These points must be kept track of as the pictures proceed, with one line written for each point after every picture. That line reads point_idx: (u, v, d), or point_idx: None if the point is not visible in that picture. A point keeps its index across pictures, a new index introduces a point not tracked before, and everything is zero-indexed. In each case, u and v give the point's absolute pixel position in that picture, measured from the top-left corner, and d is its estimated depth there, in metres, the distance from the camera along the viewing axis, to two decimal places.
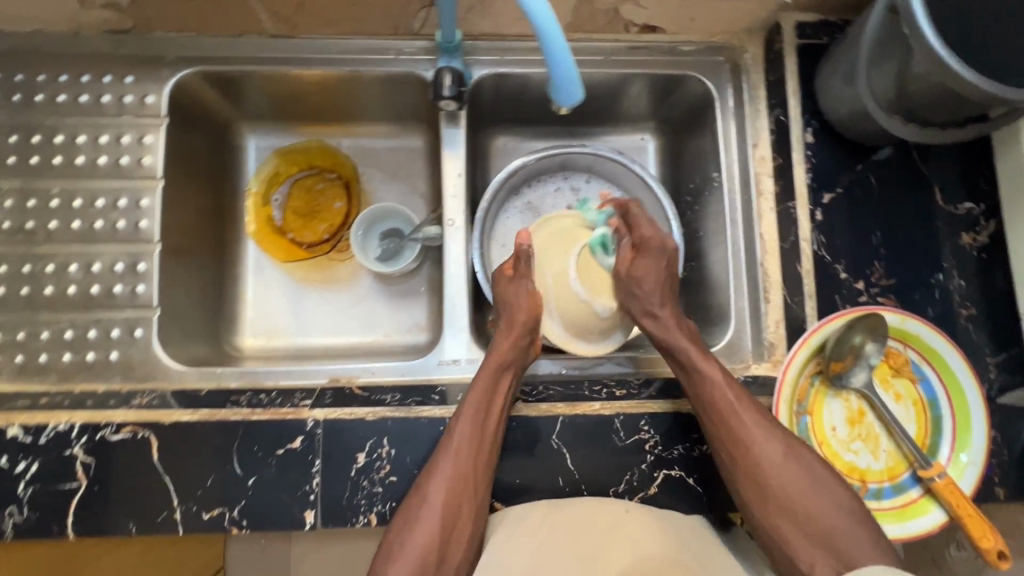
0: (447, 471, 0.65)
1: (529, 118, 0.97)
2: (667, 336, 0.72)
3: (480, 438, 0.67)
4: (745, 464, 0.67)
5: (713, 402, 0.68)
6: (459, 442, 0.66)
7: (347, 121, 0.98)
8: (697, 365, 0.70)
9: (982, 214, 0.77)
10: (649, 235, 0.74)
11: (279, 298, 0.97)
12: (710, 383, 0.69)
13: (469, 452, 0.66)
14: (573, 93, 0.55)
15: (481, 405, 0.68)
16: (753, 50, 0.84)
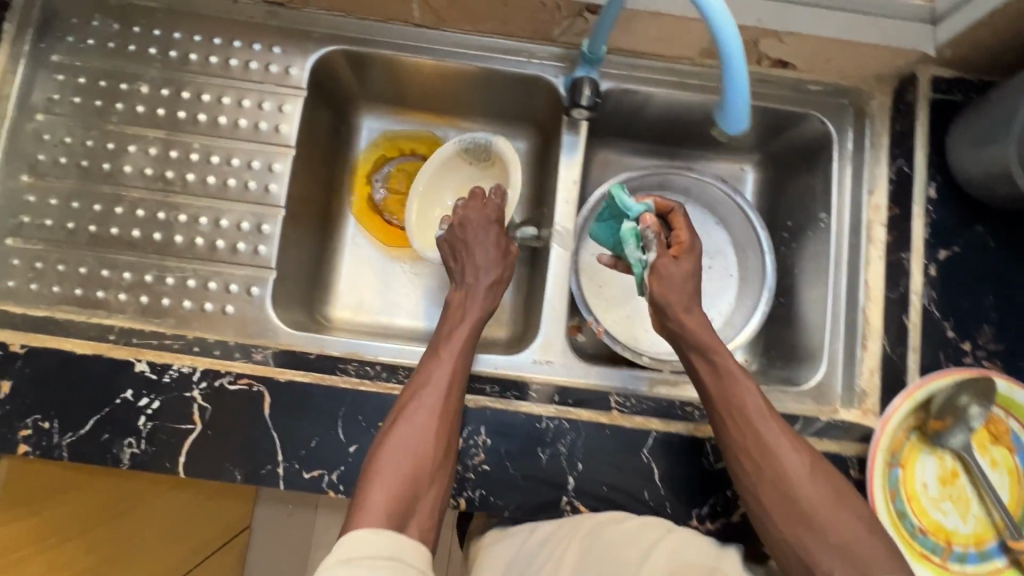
0: (424, 404, 0.67)
1: (638, 135, 0.98)
2: (706, 339, 0.72)
3: (455, 375, 0.70)
4: (751, 464, 0.66)
5: (740, 407, 0.68)
6: (437, 376, 0.69)
7: (458, 115, 1.00)
8: (732, 370, 0.70)
9: None
10: (684, 236, 0.78)
11: (371, 276, 1.00)
12: (743, 390, 0.69)
13: (444, 386, 0.68)
14: (737, 121, 0.55)
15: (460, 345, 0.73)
16: (880, 99, 0.84)
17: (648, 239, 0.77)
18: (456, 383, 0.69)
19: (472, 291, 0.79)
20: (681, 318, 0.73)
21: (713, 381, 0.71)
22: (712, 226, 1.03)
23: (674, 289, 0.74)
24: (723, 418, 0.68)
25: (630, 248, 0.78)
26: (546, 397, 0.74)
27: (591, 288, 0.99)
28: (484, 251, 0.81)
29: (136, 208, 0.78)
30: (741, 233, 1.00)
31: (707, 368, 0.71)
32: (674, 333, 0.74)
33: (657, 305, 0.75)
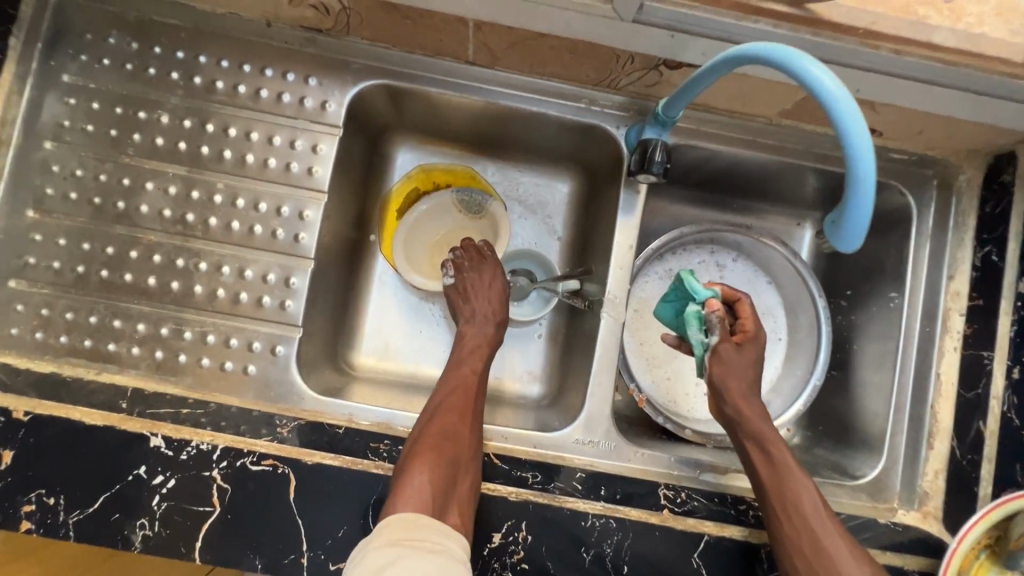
0: (452, 406, 0.69)
1: (694, 185, 0.91)
2: (760, 427, 0.69)
3: (476, 386, 0.74)
4: (799, 543, 0.63)
5: (795, 498, 0.64)
6: (463, 379, 0.73)
7: (500, 151, 0.93)
8: (789, 462, 0.67)
9: None
10: (748, 321, 0.74)
11: (397, 319, 0.93)
12: (798, 481, 0.65)
13: (468, 393, 0.72)
14: (859, 223, 0.50)
15: (479, 359, 0.78)
16: (969, 174, 0.78)
17: (711, 325, 0.73)
18: (481, 390, 0.74)
19: (485, 312, 0.82)
20: (739, 406, 0.71)
21: (765, 471, 0.67)
22: (763, 285, 0.96)
23: (734, 375, 0.72)
24: (776, 509, 0.65)
25: (691, 331, 0.74)
26: (593, 491, 0.69)
27: (632, 347, 0.93)
28: (484, 294, 0.83)
29: (153, 253, 0.72)
30: (795, 297, 0.93)
31: (761, 454, 0.68)
32: (730, 420, 0.71)
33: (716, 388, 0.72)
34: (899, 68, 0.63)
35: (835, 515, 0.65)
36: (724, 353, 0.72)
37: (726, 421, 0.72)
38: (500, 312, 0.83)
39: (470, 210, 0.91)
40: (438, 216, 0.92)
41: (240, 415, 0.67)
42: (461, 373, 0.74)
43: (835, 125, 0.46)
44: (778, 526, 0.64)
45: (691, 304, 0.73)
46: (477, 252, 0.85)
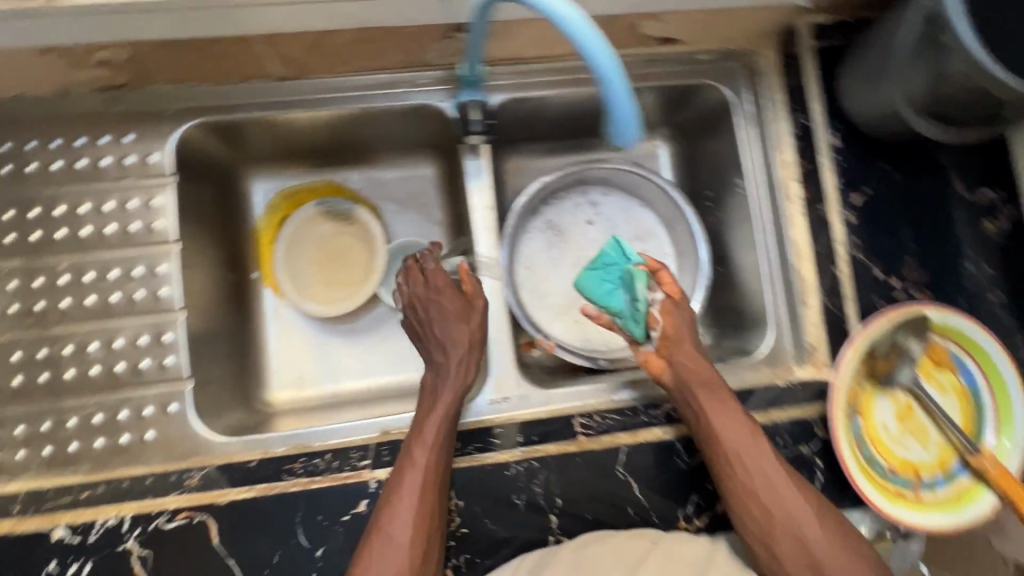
0: (405, 498, 0.63)
1: (542, 135, 0.95)
2: (720, 410, 0.69)
3: (432, 467, 0.65)
4: (758, 502, 0.66)
5: (757, 464, 0.67)
6: (415, 473, 0.63)
7: (358, 156, 0.95)
8: (751, 431, 0.68)
9: (1001, 202, 0.80)
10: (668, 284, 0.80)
11: (303, 346, 0.94)
12: (759, 449, 0.68)
13: (418, 488, 0.63)
14: (625, 105, 0.52)
15: (434, 434, 0.66)
16: (767, 56, 0.84)
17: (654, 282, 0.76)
18: (434, 472, 0.65)
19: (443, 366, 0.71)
20: (689, 361, 0.72)
21: (727, 445, 0.67)
22: (637, 208, 1.02)
23: (680, 327, 0.75)
24: (738, 477, 0.67)
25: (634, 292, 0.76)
26: (510, 441, 0.71)
27: (534, 302, 0.96)
28: (454, 323, 0.73)
29: (12, 352, 0.70)
30: (667, 211, 0.98)
31: (726, 430, 0.68)
32: (677, 379, 0.72)
33: (669, 345, 0.74)
34: None
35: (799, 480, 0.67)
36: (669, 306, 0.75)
37: (671, 381, 0.73)
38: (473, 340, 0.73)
39: (340, 221, 0.94)
40: (310, 232, 0.94)
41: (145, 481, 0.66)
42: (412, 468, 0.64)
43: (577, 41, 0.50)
44: (740, 494, 0.66)
45: (631, 261, 0.76)
46: (425, 271, 0.76)
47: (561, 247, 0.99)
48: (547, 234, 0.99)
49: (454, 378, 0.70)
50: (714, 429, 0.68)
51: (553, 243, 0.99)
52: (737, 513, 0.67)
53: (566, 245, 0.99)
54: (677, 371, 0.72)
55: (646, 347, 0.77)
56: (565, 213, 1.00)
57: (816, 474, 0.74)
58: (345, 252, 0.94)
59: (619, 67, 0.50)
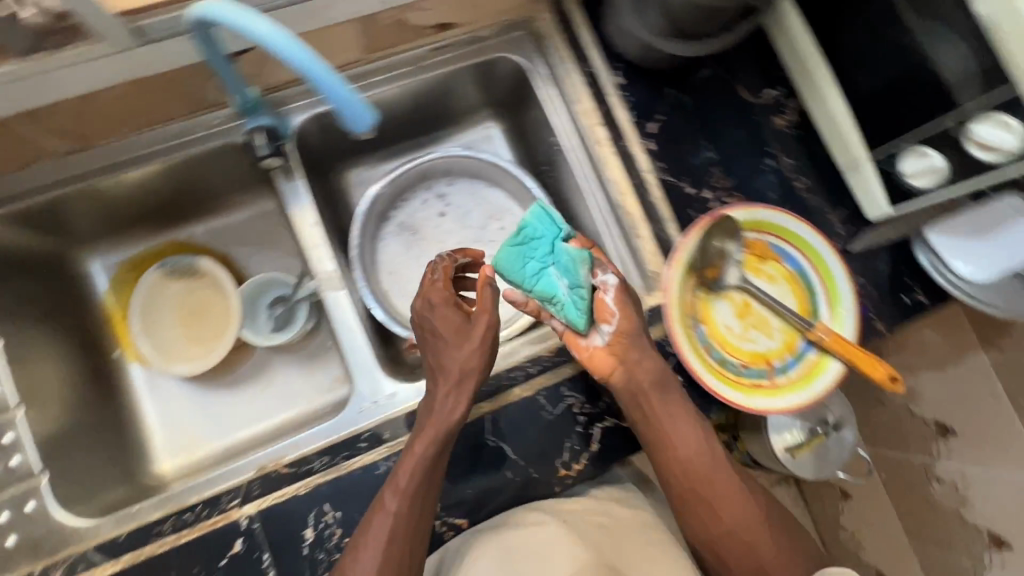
0: (374, 543, 0.63)
1: (369, 144, 0.98)
2: (679, 427, 0.72)
3: (400, 515, 0.64)
4: (705, 511, 0.72)
5: (709, 477, 0.72)
6: (382, 519, 0.64)
7: (196, 210, 0.95)
8: (708, 449, 0.73)
9: (783, 96, 0.86)
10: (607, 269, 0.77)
11: (186, 409, 0.93)
12: (716, 466, 0.72)
13: (384, 535, 0.63)
14: (319, 69, 0.53)
15: (409, 481, 0.65)
16: (545, 17, 0.88)
17: (598, 264, 0.72)
18: (406, 516, 0.64)
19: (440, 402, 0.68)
20: (647, 366, 0.71)
21: (674, 463, 0.72)
22: (484, 188, 1.04)
23: (633, 319, 0.72)
24: (690, 490, 0.72)
25: (578, 274, 0.71)
26: (379, 440, 0.72)
27: (408, 304, 0.97)
28: (447, 349, 0.70)
29: None
30: (510, 184, 1.02)
31: (680, 449, 0.72)
32: (629, 387, 0.71)
33: (624, 340, 0.72)
34: None
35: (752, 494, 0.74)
36: (614, 292, 0.72)
37: (622, 381, 0.71)
38: (470, 370, 0.69)
39: (189, 277, 0.94)
40: (161, 297, 0.93)
41: None
42: (381, 516, 0.64)
43: (250, 35, 0.52)
44: (692, 506, 0.73)
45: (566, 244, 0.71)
46: (433, 282, 0.73)
47: (420, 244, 1.01)
48: (403, 236, 1.01)
49: (442, 417, 0.67)
50: (668, 450, 0.72)
51: (412, 243, 1.01)
52: (692, 522, 0.73)
53: (424, 241, 1.01)
54: (630, 374, 0.71)
55: (595, 338, 0.73)
56: (416, 211, 1.02)
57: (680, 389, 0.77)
58: (202, 306, 0.93)
59: (293, 37, 0.52)
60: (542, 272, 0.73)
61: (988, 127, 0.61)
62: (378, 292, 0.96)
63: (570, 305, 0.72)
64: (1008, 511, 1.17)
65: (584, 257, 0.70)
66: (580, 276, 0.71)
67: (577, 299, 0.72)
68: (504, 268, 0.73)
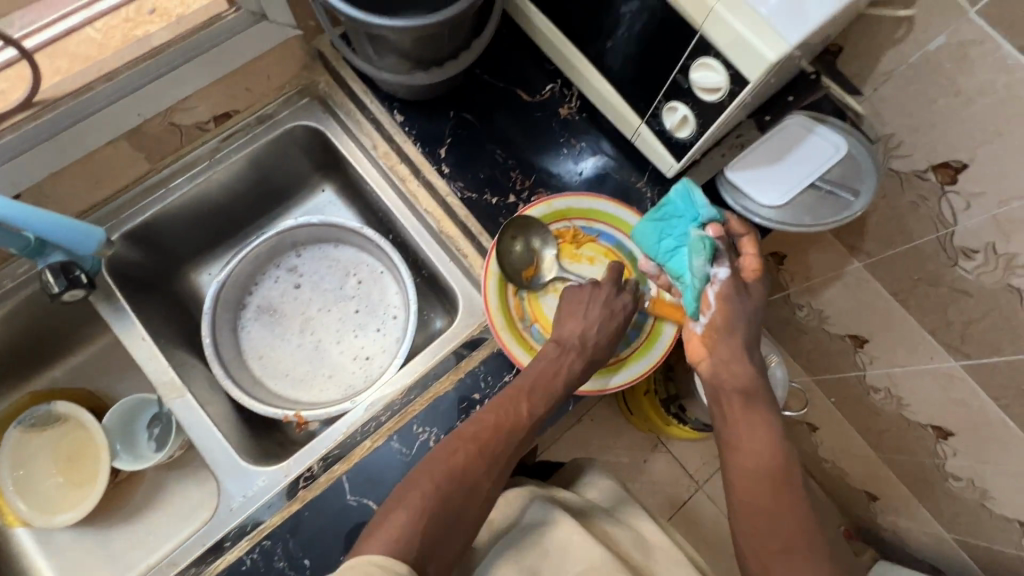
0: (407, 504, 0.59)
1: (206, 243, 0.98)
2: (757, 434, 0.68)
3: (464, 476, 0.62)
4: (758, 524, 0.65)
5: (770, 488, 0.66)
6: (518, 396, 0.68)
7: (47, 357, 0.94)
8: (781, 464, 0.67)
9: (562, 88, 0.89)
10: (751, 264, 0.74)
11: (85, 555, 0.90)
12: (782, 481, 0.66)
13: (507, 413, 0.67)
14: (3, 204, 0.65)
15: (547, 377, 0.70)
16: (323, 79, 0.91)
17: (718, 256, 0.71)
18: (527, 417, 0.67)
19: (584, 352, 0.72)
20: (735, 371, 0.70)
21: (735, 468, 0.68)
22: (334, 250, 1.05)
23: (733, 314, 0.72)
24: (746, 499, 0.66)
25: (695, 259, 0.70)
26: (239, 535, 0.74)
27: (284, 384, 0.98)
28: (570, 318, 0.73)
29: None
30: (353, 238, 1.03)
31: (743, 459, 0.68)
32: (714, 381, 0.71)
33: (714, 334, 0.72)
34: (128, 88, 0.74)
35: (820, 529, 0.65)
36: (723, 287, 0.71)
37: (709, 372, 0.72)
38: (599, 337, 0.72)
39: (55, 424, 0.93)
40: (30, 453, 0.92)
41: None
42: (519, 399, 0.68)
43: None
44: (748, 510, 0.66)
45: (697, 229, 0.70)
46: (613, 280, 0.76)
47: (283, 322, 1.02)
48: (264, 318, 1.01)
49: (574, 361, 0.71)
50: (734, 454, 0.68)
51: (275, 323, 1.02)
52: (743, 533, 0.66)
53: (286, 318, 1.02)
54: (717, 364, 0.71)
55: (693, 325, 0.73)
56: (272, 291, 1.02)
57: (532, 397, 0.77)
58: (76, 450, 0.92)
59: None
60: (675, 251, 0.73)
61: (699, 73, 0.65)
62: (249, 381, 0.96)
63: (685, 289, 0.72)
64: (935, 401, 1.17)
65: (703, 246, 0.69)
66: (694, 264, 0.70)
67: (690, 284, 0.71)
68: (641, 239, 0.76)
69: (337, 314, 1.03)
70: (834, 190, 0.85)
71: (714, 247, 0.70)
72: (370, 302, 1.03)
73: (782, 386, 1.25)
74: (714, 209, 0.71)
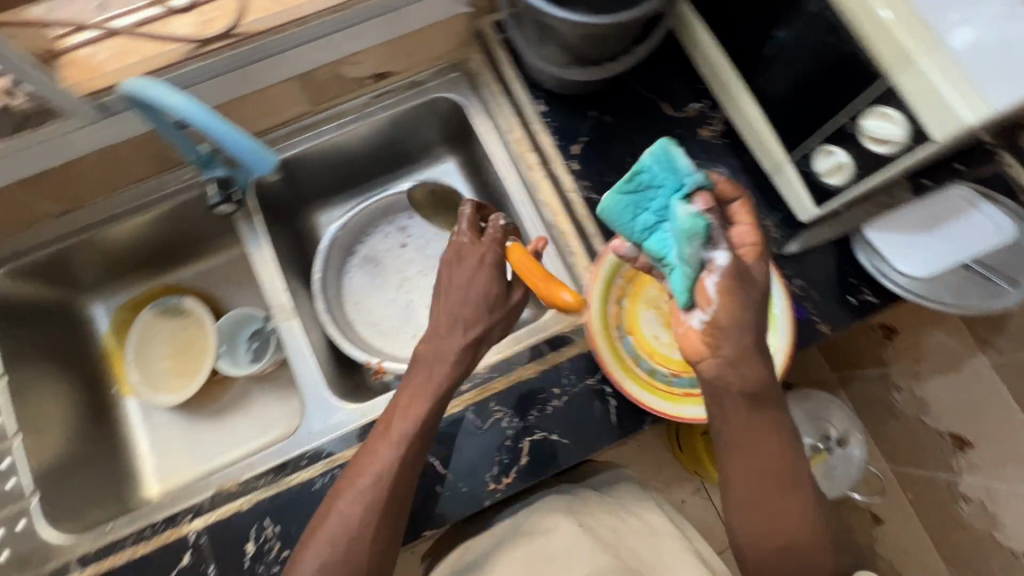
0: (317, 547, 0.63)
1: (334, 187, 1.06)
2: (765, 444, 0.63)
3: (358, 525, 0.64)
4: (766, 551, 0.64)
5: (780, 514, 0.63)
6: (392, 439, 0.67)
7: (182, 258, 1.05)
8: (787, 467, 0.64)
9: (709, 108, 0.88)
10: (747, 236, 0.62)
11: (175, 436, 1.01)
12: (788, 495, 0.63)
13: (383, 458, 0.66)
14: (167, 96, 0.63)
15: (414, 418, 0.68)
16: (476, 58, 0.95)
17: (713, 237, 0.58)
18: (402, 456, 0.67)
19: (444, 347, 0.71)
20: (743, 369, 0.61)
21: (739, 508, 0.65)
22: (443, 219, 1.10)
23: (735, 300, 0.60)
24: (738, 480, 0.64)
25: (685, 243, 0.57)
26: (318, 457, 0.78)
27: (373, 332, 1.04)
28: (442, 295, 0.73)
29: None
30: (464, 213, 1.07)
31: (743, 490, 0.64)
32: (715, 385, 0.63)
33: (716, 335, 0.61)
34: (313, 34, 0.80)
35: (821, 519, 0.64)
36: (723, 277, 0.59)
37: (712, 372, 0.62)
38: (477, 314, 0.72)
39: (175, 317, 1.04)
40: (150, 337, 1.03)
41: None
42: (390, 439, 0.67)
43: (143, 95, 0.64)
44: (752, 541, 0.65)
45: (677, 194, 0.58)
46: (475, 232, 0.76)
47: (383, 275, 1.08)
48: (367, 268, 1.08)
49: (434, 380, 0.70)
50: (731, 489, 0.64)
51: (376, 274, 1.08)
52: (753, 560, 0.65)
53: (386, 272, 1.08)
54: (720, 363, 0.61)
55: (690, 317, 0.62)
56: (378, 244, 1.08)
57: (609, 405, 0.77)
58: (186, 344, 1.03)
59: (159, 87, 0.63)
60: (657, 227, 0.61)
61: (875, 121, 0.62)
62: (344, 321, 1.03)
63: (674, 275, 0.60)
64: None
65: (695, 230, 0.55)
66: (678, 243, 0.58)
67: (680, 271, 0.60)
68: (612, 218, 0.63)
69: (432, 280, 1.07)
70: (990, 276, 0.80)
71: (708, 227, 0.57)
72: None
73: (858, 466, 1.16)
74: (702, 174, 0.58)
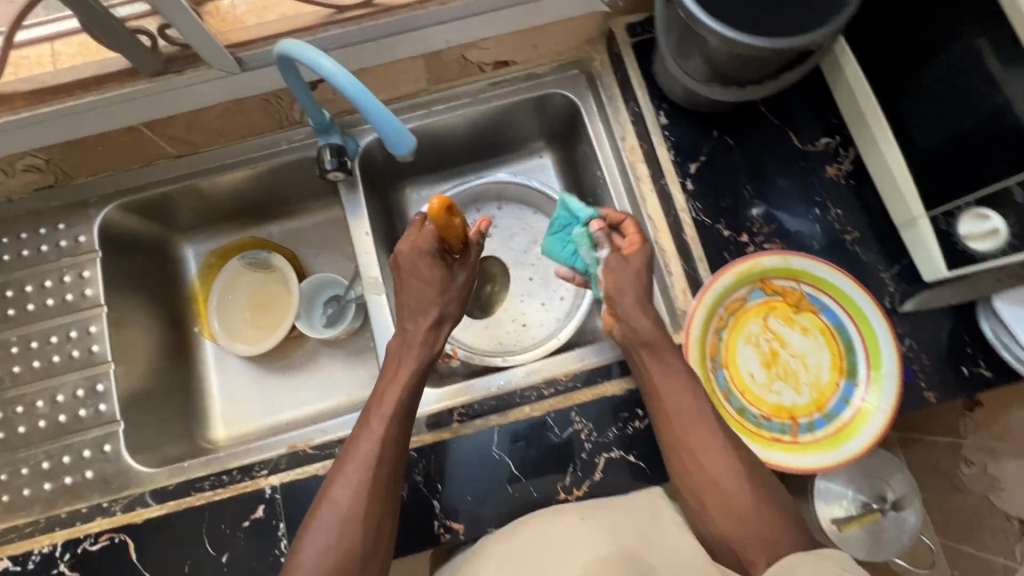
0: (315, 535, 0.63)
1: (431, 167, 1.06)
2: (676, 392, 0.69)
3: (355, 508, 0.64)
4: (708, 508, 0.64)
5: (703, 450, 0.66)
6: (378, 422, 0.69)
7: (275, 213, 1.07)
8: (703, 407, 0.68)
9: (839, 145, 0.84)
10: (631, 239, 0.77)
11: (245, 385, 1.04)
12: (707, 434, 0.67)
13: (370, 439, 0.68)
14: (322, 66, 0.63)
15: (394, 399, 0.71)
16: (600, 57, 0.93)
17: (599, 240, 0.78)
18: (388, 433, 0.69)
19: (411, 334, 0.77)
20: (637, 327, 0.72)
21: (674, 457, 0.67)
22: (531, 215, 1.08)
23: (625, 283, 0.75)
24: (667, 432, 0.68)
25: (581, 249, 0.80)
26: None
27: None
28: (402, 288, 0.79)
29: None
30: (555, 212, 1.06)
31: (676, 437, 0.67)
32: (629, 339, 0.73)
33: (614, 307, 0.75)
34: (451, 15, 0.80)
35: (762, 469, 0.65)
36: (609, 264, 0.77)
37: (621, 335, 0.75)
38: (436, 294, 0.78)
39: (261, 270, 1.06)
40: (236, 286, 1.06)
41: (96, 505, 0.80)
42: (376, 421, 0.70)
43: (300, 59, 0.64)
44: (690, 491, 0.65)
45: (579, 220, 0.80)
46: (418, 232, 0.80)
47: None
48: None
49: (403, 368, 0.75)
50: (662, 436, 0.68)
51: None
52: (702, 523, 0.64)
53: None
54: (628, 331, 0.73)
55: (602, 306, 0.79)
56: None
57: None
58: (269, 299, 1.06)
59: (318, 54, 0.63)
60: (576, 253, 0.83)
61: None
62: None
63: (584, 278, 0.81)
64: None
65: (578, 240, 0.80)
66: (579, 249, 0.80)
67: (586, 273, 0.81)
68: (551, 252, 0.86)
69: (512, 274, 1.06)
70: None
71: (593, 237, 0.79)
72: (544, 275, 1.05)
73: (910, 532, 1.07)
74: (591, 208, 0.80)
